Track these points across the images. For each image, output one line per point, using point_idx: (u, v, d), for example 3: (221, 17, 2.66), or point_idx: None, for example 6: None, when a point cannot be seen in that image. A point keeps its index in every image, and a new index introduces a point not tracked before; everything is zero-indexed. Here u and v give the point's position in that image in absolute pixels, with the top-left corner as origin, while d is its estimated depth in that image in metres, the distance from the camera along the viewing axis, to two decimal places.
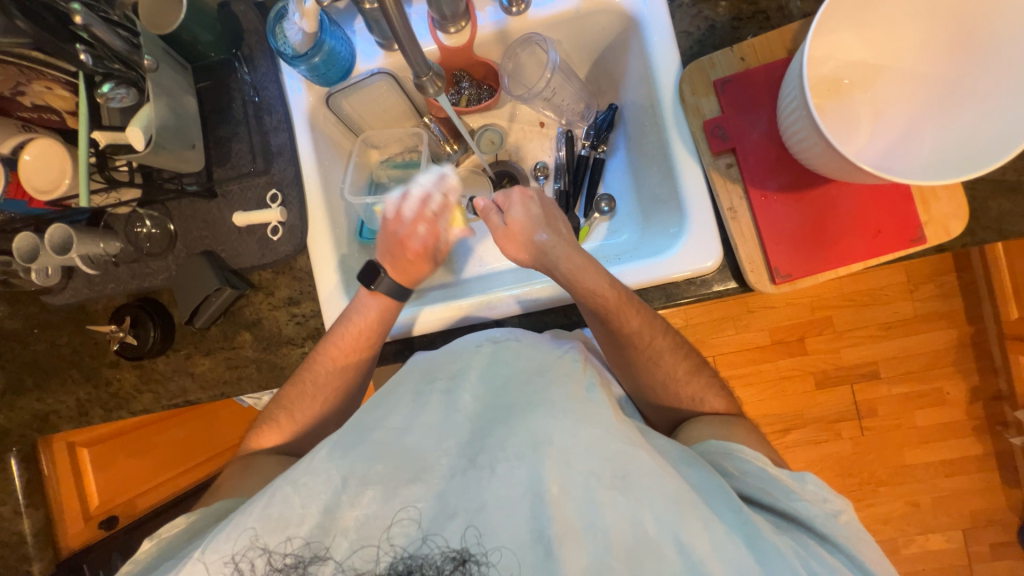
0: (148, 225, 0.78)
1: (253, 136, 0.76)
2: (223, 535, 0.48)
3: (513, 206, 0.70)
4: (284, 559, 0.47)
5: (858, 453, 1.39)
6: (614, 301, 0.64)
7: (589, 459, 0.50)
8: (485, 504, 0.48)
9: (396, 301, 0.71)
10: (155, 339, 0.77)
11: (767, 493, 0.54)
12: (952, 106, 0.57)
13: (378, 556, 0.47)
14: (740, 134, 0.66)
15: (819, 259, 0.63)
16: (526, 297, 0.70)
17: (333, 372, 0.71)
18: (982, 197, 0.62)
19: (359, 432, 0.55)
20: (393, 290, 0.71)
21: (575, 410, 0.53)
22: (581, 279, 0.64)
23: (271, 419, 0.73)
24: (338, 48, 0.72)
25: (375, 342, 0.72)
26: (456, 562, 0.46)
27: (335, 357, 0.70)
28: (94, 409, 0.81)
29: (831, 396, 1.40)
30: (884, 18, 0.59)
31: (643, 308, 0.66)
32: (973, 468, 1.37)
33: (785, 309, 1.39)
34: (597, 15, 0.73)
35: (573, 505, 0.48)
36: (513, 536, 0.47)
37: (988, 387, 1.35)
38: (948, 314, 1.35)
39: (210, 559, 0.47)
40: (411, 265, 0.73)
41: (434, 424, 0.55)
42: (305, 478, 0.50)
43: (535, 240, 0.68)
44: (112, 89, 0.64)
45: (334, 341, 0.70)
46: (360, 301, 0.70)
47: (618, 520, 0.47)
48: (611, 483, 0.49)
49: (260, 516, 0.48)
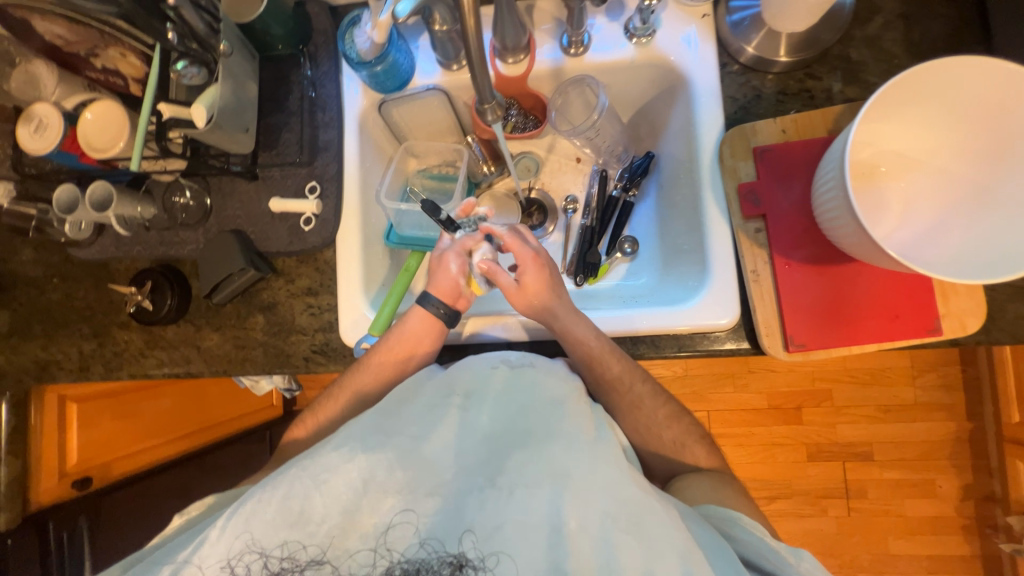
0: (186, 195, 0.79)
1: (304, 129, 0.79)
2: (233, 525, 0.49)
3: (523, 266, 0.69)
4: (281, 563, 0.49)
5: (842, 534, 1.37)
6: (596, 349, 0.65)
7: (604, 499, 0.49)
8: (502, 525, 0.49)
9: (444, 327, 0.70)
10: (170, 307, 0.77)
11: (770, 561, 0.52)
12: (982, 208, 0.59)
13: (375, 560, 0.49)
14: (772, 202, 0.68)
15: (834, 335, 0.64)
16: (531, 325, 0.71)
17: (366, 380, 0.70)
18: (1000, 299, 0.64)
19: (377, 433, 0.54)
20: (446, 316, 0.70)
21: (592, 447, 0.52)
22: (570, 325, 0.66)
23: (306, 415, 0.74)
24: (400, 60, 0.75)
25: (416, 359, 0.70)
26: (454, 567, 0.48)
27: (379, 371, 0.70)
28: (95, 365, 0.81)
29: (822, 471, 1.38)
30: (924, 118, 0.61)
31: (629, 366, 0.67)
32: (957, 568, 1.34)
33: (786, 374, 1.39)
34: (649, 68, 0.77)
35: (587, 543, 0.48)
36: (525, 558, 0.48)
37: (981, 487, 1.33)
38: (947, 406, 1.34)
39: (206, 562, 0.48)
40: (448, 289, 0.71)
41: (450, 439, 0.55)
42: (326, 476, 0.50)
43: (534, 301, 0.68)
44: (186, 67, 0.67)
45: (382, 355, 0.69)
46: (411, 318, 0.70)
47: (631, 565, 0.47)
48: (625, 526, 0.48)
49: (280, 507, 0.49)
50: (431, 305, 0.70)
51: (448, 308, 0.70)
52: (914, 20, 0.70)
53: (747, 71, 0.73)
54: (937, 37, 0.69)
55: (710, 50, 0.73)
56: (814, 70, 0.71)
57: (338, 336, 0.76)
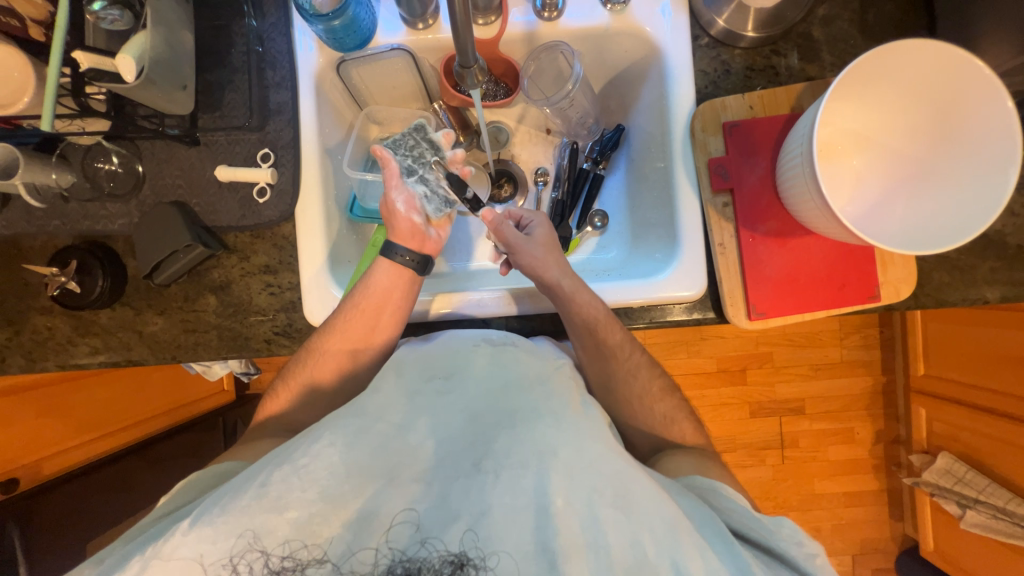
0: (113, 161, 0.70)
1: (252, 88, 0.71)
2: (216, 513, 0.46)
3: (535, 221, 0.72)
4: (282, 562, 0.45)
5: (777, 480, 1.53)
6: (601, 316, 0.66)
7: (592, 475, 0.49)
8: (488, 509, 0.48)
9: (415, 274, 0.69)
10: (102, 290, 0.69)
11: (751, 528, 0.54)
12: (925, 184, 0.64)
13: (376, 559, 0.45)
14: (740, 177, 0.70)
15: (791, 303, 0.69)
16: (518, 296, 0.71)
17: (338, 343, 0.67)
18: (927, 268, 0.71)
19: (360, 419, 0.53)
20: (416, 263, 0.68)
21: (578, 423, 0.54)
22: (575, 293, 0.66)
23: (281, 383, 0.70)
24: (360, 15, 0.68)
25: (384, 325, 0.68)
26: (454, 566, 0.45)
27: (348, 333, 0.66)
28: (12, 356, 0.71)
29: (762, 425, 1.52)
30: (879, 97, 0.65)
31: (621, 334, 0.68)
32: (869, 502, 1.55)
33: (734, 340, 1.49)
34: (623, 37, 0.75)
35: (576, 520, 0.47)
36: (515, 544, 0.46)
37: (890, 431, 1.52)
38: (868, 363, 1.50)
39: (210, 559, 0.44)
40: (409, 231, 0.69)
41: (435, 424, 0.54)
42: (305, 461, 0.49)
43: (540, 258, 0.68)
44: (105, 8, 0.59)
45: (351, 314, 0.66)
46: (378, 272, 0.67)
47: (620, 541, 0.46)
48: (612, 501, 0.48)
49: (255, 495, 0.46)
50: (397, 255, 0.67)
51: (416, 255, 0.68)
52: (869, 1, 0.73)
53: (717, 45, 0.74)
54: (888, 20, 0.73)
55: (683, 20, 0.73)
56: (779, 47, 0.73)
57: (302, 316, 0.72)
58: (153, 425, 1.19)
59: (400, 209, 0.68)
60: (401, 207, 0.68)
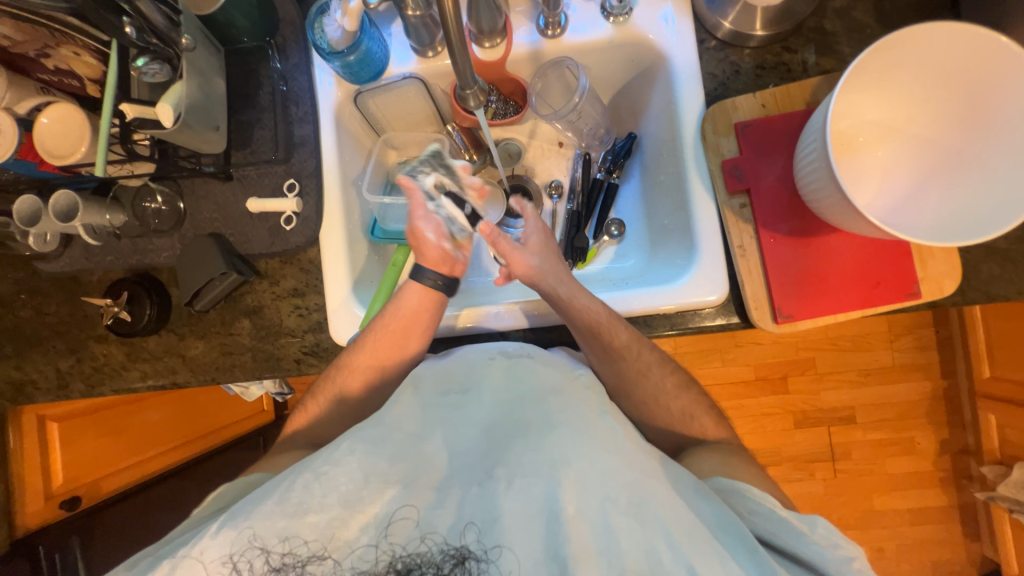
0: (158, 200, 0.76)
1: (278, 124, 0.76)
2: (238, 518, 0.48)
3: (530, 231, 0.72)
4: (282, 559, 0.46)
5: (829, 495, 1.43)
6: (605, 317, 0.65)
7: (604, 483, 0.49)
8: (500, 515, 0.49)
9: (443, 296, 0.70)
10: (149, 318, 0.75)
11: (776, 533, 0.51)
12: (959, 172, 0.60)
13: (377, 556, 0.47)
14: (756, 177, 0.68)
15: (820, 305, 0.66)
16: (532, 310, 0.71)
17: (366, 361, 0.69)
18: (973, 261, 0.66)
19: (379, 432, 0.54)
20: (443, 286, 0.70)
21: (593, 431, 0.53)
22: (575, 297, 0.66)
23: (308, 399, 0.73)
24: (373, 48, 0.73)
25: (409, 345, 0.70)
26: (456, 560, 0.46)
27: (382, 354, 0.69)
28: (74, 382, 0.78)
29: (808, 436, 1.43)
30: (897, 86, 0.62)
31: (635, 337, 0.67)
32: (938, 519, 1.41)
33: (771, 346, 1.42)
34: (628, 46, 0.76)
35: (587, 527, 0.48)
36: (526, 549, 0.47)
37: (956, 440, 1.40)
38: (923, 366, 1.39)
39: (209, 558, 0.46)
40: (439, 257, 0.71)
41: (450, 438, 0.55)
42: (326, 468, 0.50)
43: (540, 267, 0.68)
44: (147, 64, 0.64)
45: (380, 333, 0.68)
46: (406, 293, 0.69)
47: (633, 547, 0.46)
48: (626, 509, 0.48)
49: (278, 501, 0.48)
50: (427, 278, 0.69)
51: (444, 278, 0.70)
52: None
53: (724, 46, 0.73)
54: (907, 6, 0.70)
55: (687, 25, 0.73)
56: (790, 43, 0.72)
57: (329, 336, 0.75)
58: (202, 443, 1.26)
59: (429, 237, 0.70)
60: (431, 236, 0.70)
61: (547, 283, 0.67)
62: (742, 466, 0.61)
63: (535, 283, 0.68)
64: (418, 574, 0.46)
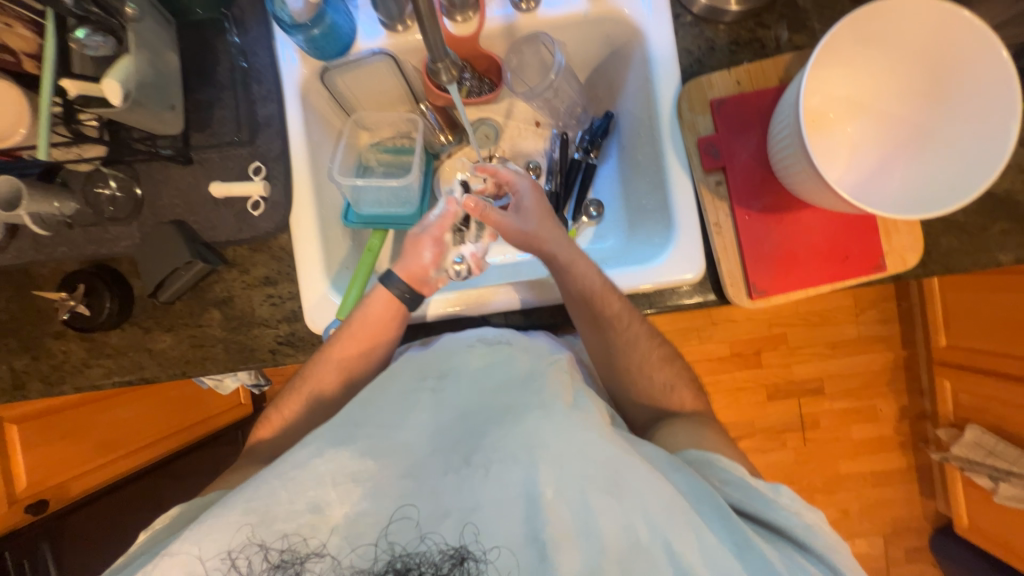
0: (111, 185, 0.71)
1: (240, 104, 0.72)
2: (221, 519, 0.47)
3: (522, 195, 0.69)
4: (281, 555, 0.47)
5: (799, 462, 1.50)
6: (599, 286, 0.65)
7: (582, 462, 0.50)
8: (479, 503, 0.49)
9: (406, 310, 0.68)
10: (110, 311, 0.71)
11: (750, 503, 0.53)
12: (925, 145, 0.62)
13: (375, 554, 0.47)
14: (730, 155, 0.69)
15: (793, 279, 0.68)
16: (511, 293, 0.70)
17: (331, 368, 0.68)
18: (934, 233, 0.68)
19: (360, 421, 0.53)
20: (408, 299, 0.68)
21: (566, 413, 0.53)
22: (572, 264, 0.65)
23: (275, 406, 0.71)
24: (339, 22, 0.69)
25: (378, 349, 0.68)
26: (454, 561, 0.47)
27: (344, 358, 0.67)
28: (31, 381, 0.74)
29: (780, 408, 1.49)
30: (866, 61, 0.63)
31: (626, 308, 0.66)
32: (898, 480, 1.51)
33: (744, 323, 1.46)
34: (604, 21, 0.74)
35: (567, 508, 0.49)
36: (509, 536, 0.48)
37: (914, 406, 1.48)
38: (886, 337, 1.46)
39: (206, 554, 0.47)
40: (418, 275, 0.68)
41: (426, 423, 0.55)
42: (294, 472, 0.49)
43: (536, 232, 0.66)
44: (88, 36, 0.59)
45: (345, 341, 0.66)
46: (372, 302, 0.67)
47: (612, 525, 0.48)
48: (604, 487, 0.49)
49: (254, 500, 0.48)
50: (394, 287, 0.67)
51: (410, 291, 0.68)
52: None
53: (700, 22, 0.73)
54: None
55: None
56: (764, 19, 0.72)
57: (304, 325, 0.73)
58: (177, 441, 1.22)
59: (424, 256, 0.68)
60: (427, 257, 0.68)
61: (541, 250, 0.66)
62: (717, 438, 0.63)
63: (529, 247, 0.67)
64: (418, 573, 0.47)
